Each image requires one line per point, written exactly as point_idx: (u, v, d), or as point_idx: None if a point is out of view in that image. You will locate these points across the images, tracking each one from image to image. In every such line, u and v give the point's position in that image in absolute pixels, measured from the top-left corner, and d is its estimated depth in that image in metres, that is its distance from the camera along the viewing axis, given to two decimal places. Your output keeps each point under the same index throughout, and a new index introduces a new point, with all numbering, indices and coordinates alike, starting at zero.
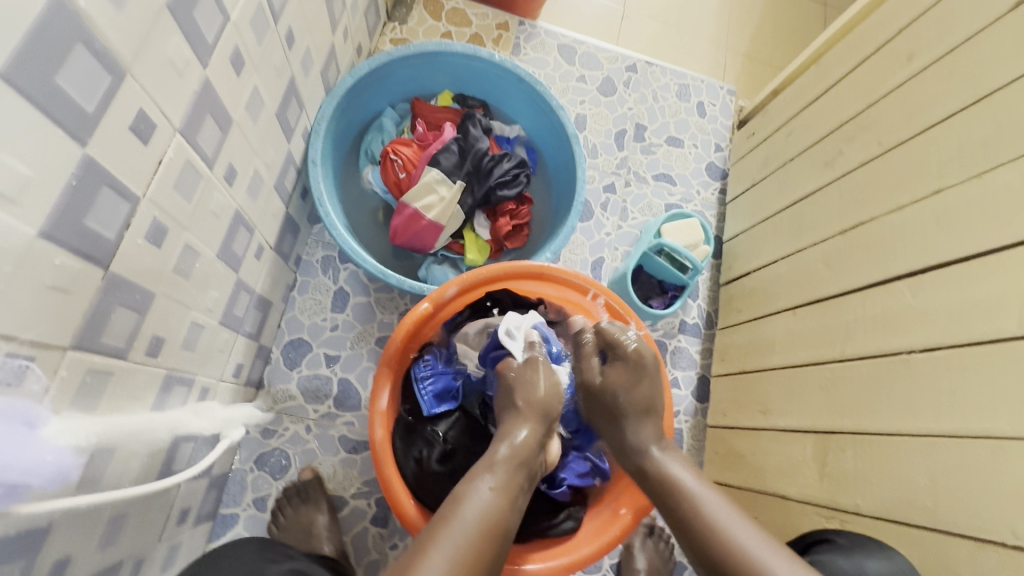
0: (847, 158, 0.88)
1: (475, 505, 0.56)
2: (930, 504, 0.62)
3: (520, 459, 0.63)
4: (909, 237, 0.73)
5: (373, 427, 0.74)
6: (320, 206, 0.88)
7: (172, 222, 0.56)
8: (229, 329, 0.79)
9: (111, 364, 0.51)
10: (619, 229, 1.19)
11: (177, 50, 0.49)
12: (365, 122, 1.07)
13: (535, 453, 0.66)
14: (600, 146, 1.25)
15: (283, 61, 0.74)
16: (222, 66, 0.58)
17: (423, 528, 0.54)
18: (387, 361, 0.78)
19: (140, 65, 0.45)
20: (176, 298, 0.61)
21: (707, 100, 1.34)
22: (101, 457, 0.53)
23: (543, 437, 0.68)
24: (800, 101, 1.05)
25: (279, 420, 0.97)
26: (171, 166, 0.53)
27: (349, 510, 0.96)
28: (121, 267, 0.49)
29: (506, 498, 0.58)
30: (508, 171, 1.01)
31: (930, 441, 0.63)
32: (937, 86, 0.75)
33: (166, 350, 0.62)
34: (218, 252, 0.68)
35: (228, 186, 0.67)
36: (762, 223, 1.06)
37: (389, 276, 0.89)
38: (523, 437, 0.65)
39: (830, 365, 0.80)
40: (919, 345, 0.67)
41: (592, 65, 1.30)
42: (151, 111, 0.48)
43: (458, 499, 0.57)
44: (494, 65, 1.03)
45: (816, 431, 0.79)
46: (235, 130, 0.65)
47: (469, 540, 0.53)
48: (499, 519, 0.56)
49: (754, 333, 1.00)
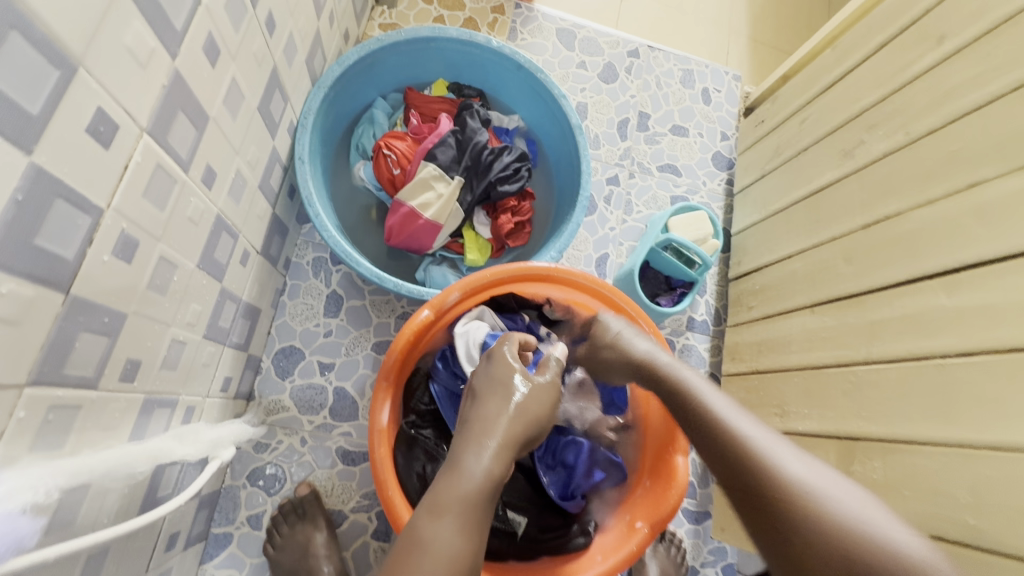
0: (869, 147, 0.83)
1: (438, 552, 0.48)
2: (970, 520, 0.58)
3: (491, 486, 0.53)
4: (940, 233, 0.68)
5: (374, 445, 0.69)
6: (309, 206, 0.82)
7: (144, 234, 0.50)
8: (214, 342, 0.73)
9: (78, 396, 0.46)
10: (624, 224, 1.14)
11: (138, 38, 0.43)
12: (355, 114, 1.00)
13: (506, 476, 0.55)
14: (602, 136, 1.19)
15: (263, 49, 0.67)
16: (193, 56, 0.52)
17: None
18: (386, 374, 0.72)
19: (95, 57, 0.39)
20: (152, 315, 0.55)
21: (712, 86, 1.28)
22: (71, 498, 0.47)
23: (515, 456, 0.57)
24: (814, 87, 1.00)
25: (272, 432, 0.92)
26: (140, 171, 0.47)
27: (348, 525, 0.91)
28: (84, 290, 0.43)
29: (472, 538, 0.50)
30: (508, 165, 0.95)
31: (968, 452, 0.59)
32: (971, 70, 0.70)
33: (143, 373, 0.56)
34: (198, 263, 0.62)
35: (207, 190, 0.61)
36: (774, 215, 1.02)
37: (386, 280, 0.83)
38: (493, 459, 0.54)
39: (853, 368, 0.76)
40: (954, 349, 0.63)
41: (593, 50, 1.24)
42: (111, 110, 0.42)
43: (418, 542, 0.49)
44: (492, 51, 0.97)
45: (840, 437, 0.75)
46: (212, 127, 0.59)
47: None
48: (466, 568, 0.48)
49: (767, 331, 0.96)
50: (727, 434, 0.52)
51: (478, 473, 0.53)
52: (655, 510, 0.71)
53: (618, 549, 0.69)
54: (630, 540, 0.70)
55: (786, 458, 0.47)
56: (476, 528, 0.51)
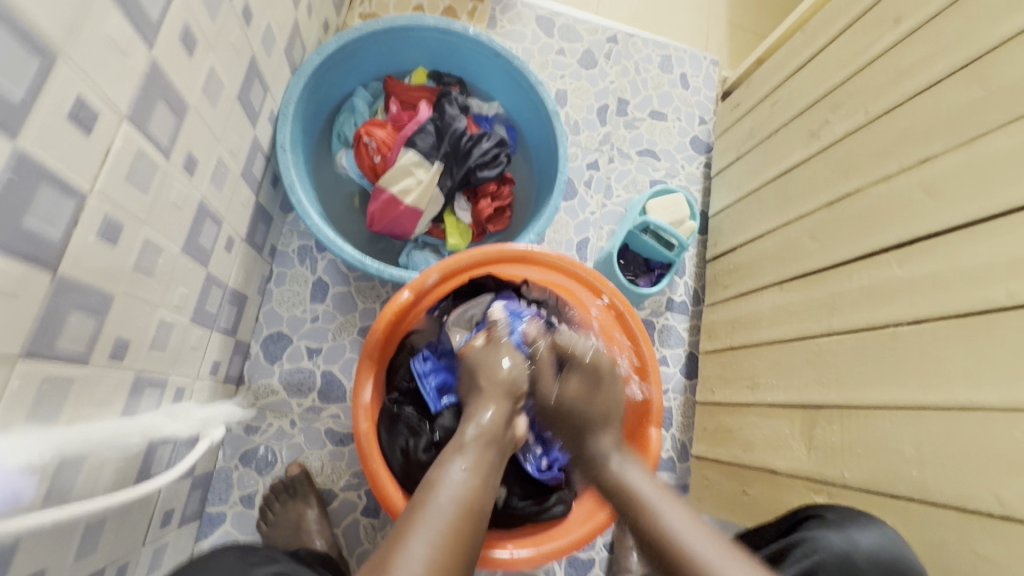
0: (834, 127, 0.86)
1: (450, 487, 0.54)
2: (918, 476, 0.62)
3: (489, 436, 0.62)
4: (897, 207, 0.71)
5: (358, 421, 0.72)
6: (292, 193, 0.84)
7: (129, 217, 0.52)
8: (202, 326, 0.75)
9: (71, 371, 0.49)
10: (604, 208, 1.17)
11: (117, 28, 0.45)
12: (336, 103, 1.02)
13: (503, 431, 0.64)
14: (582, 122, 1.21)
15: (241, 39, 0.69)
16: (171, 45, 0.54)
17: (401, 515, 0.52)
18: (369, 354, 0.75)
19: (74, 46, 0.41)
20: (139, 297, 0.57)
21: (690, 71, 1.30)
22: (68, 469, 0.50)
23: (510, 415, 0.67)
24: (785, 70, 1.03)
25: (262, 415, 0.95)
26: (123, 156, 0.49)
27: (339, 503, 0.95)
28: (72, 269, 0.46)
29: (481, 478, 0.57)
30: (487, 151, 0.97)
31: (917, 412, 0.63)
32: (925, 50, 0.73)
33: (132, 353, 0.58)
34: (183, 248, 0.65)
35: (189, 176, 0.63)
36: (748, 196, 1.05)
37: (368, 264, 0.85)
38: (490, 416, 0.64)
39: (817, 340, 0.79)
40: (907, 316, 0.66)
41: (572, 37, 1.25)
42: (92, 98, 0.44)
43: (432, 482, 0.55)
44: (469, 39, 0.98)
45: (805, 405, 0.79)
46: (192, 115, 0.61)
47: (448, 524, 0.50)
48: (476, 503, 0.54)
49: (740, 308, 0.99)
50: (645, 521, 0.55)
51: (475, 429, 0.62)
52: None
53: (589, 517, 0.74)
54: (599, 509, 0.74)
55: (704, 547, 0.51)
56: (483, 467, 0.58)
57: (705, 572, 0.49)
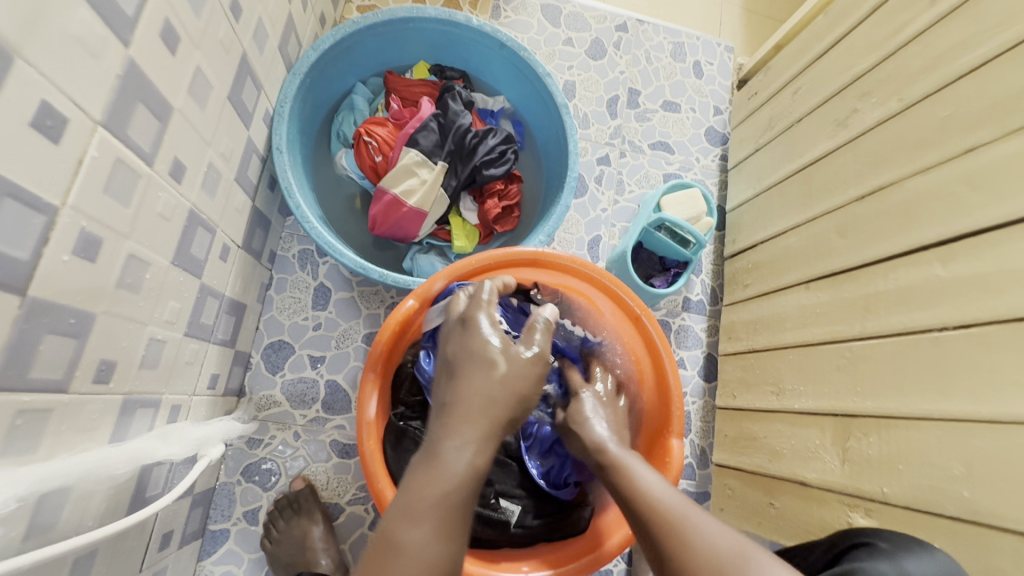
0: (864, 116, 0.80)
1: (414, 559, 0.47)
2: (966, 494, 0.57)
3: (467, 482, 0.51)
4: (937, 201, 0.66)
5: (362, 438, 0.68)
6: (289, 197, 0.80)
7: (109, 231, 0.48)
8: (197, 339, 0.72)
9: (49, 401, 0.45)
10: (616, 204, 1.12)
11: (85, 26, 0.41)
12: (335, 101, 0.98)
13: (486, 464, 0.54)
14: (591, 115, 1.16)
15: (228, 36, 0.65)
16: (149, 44, 0.49)
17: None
18: (373, 366, 0.70)
19: (34, 47, 0.37)
20: (125, 315, 0.54)
21: (703, 59, 1.24)
22: (50, 502, 0.47)
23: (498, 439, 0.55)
24: (807, 55, 0.97)
25: (265, 428, 0.91)
26: (99, 166, 0.45)
27: (345, 517, 0.91)
28: (44, 290, 0.42)
29: (450, 540, 0.49)
30: (493, 147, 0.92)
31: (965, 425, 0.58)
32: (967, 29, 0.67)
33: (119, 374, 0.55)
34: (173, 259, 0.61)
35: (176, 184, 0.59)
36: (769, 190, 0.99)
37: (371, 270, 0.81)
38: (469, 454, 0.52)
39: (849, 344, 0.74)
40: (951, 321, 0.61)
41: (579, 26, 1.20)
42: (59, 104, 0.40)
43: (393, 549, 0.48)
44: (472, 30, 0.93)
45: (836, 414, 0.74)
46: (177, 118, 0.57)
47: None
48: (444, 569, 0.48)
49: (763, 309, 0.94)
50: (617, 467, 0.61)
51: (460, 466, 0.51)
52: None
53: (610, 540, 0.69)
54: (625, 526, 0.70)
55: (700, 521, 0.50)
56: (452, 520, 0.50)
57: (693, 544, 0.48)
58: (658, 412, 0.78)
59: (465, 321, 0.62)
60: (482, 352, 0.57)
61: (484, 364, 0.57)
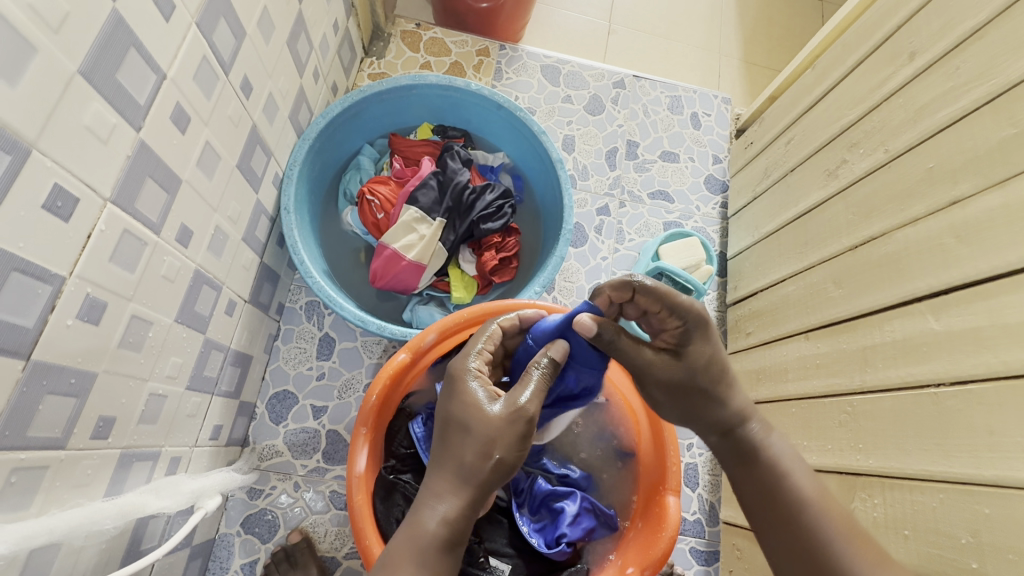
0: (852, 167, 0.81)
1: None
2: (974, 565, 0.53)
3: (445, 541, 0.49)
4: (926, 252, 0.65)
5: (351, 492, 0.68)
6: (294, 253, 0.84)
7: (112, 296, 0.52)
8: (200, 392, 0.75)
9: (45, 457, 0.48)
10: (616, 252, 1.13)
11: (98, 117, 0.46)
12: (343, 162, 1.04)
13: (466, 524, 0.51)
14: (590, 167, 1.19)
15: (239, 111, 0.71)
16: (159, 126, 0.55)
17: None
18: (364, 420, 0.72)
19: (50, 140, 0.42)
20: (124, 372, 0.57)
21: (701, 110, 1.28)
22: (40, 557, 0.49)
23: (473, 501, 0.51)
24: (797, 106, 0.99)
25: (266, 478, 0.93)
26: (105, 238, 0.50)
27: (342, 572, 0.90)
28: (46, 354, 0.46)
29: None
30: (491, 203, 0.96)
31: (969, 488, 0.55)
32: (944, 85, 0.68)
33: (118, 429, 0.58)
34: (177, 317, 0.65)
35: (182, 248, 0.63)
36: (767, 238, 0.99)
37: (369, 322, 0.84)
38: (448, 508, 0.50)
39: (849, 399, 0.72)
40: (947, 377, 0.59)
41: (578, 84, 1.25)
42: (70, 185, 0.45)
43: None
44: (471, 93, 0.99)
45: (839, 472, 0.71)
46: (185, 189, 0.62)
47: None
48: None
49: (765, 358, 0.92)
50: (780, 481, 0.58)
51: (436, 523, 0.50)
52: (647, 551, 0.70)
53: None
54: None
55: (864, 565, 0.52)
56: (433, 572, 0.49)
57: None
58: (653, 469, 0.76)
59: (451, 378, 0.57)
60: (455, 419, 0.53)
61: (461, 425, 0.53)
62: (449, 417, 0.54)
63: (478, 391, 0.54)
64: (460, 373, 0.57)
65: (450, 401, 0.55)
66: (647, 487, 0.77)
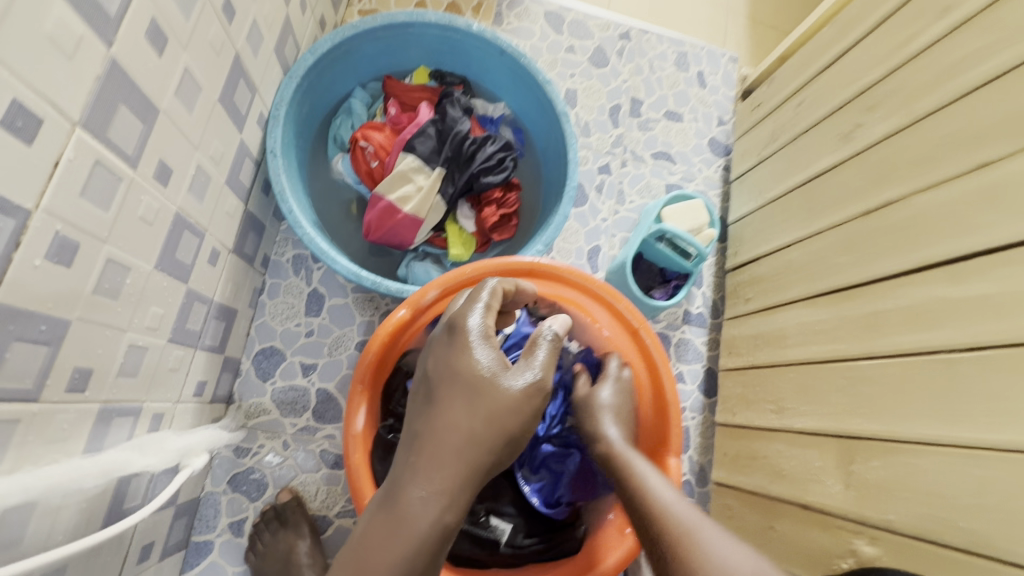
0: (870, 129, 0.78)
1: None
2: (973, 525, 0.55)
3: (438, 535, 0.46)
4: (946, 218, 0.64)
5: (349, 452, 0.66)
6: (282, 201, 0.78)
7: (86, 235, 0.47)
8: (183, 346, 0.70)
9: (16, 412, 0.43)
10: (616, 214, 1.10)
11: (59, 23, 0.40)
12: (333, 105, 0.96)
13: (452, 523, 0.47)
14: (592, 124, 1.14)
15: (220, 37, 0.63)
16: (132, 43, 0.48)
17: None
18: (361, 378, 0.68)
19: (3, 44, 0.36)
20: (101, 322, 0.52)
21: (707, 69, 1.23)
22: (13, 518, 0.45)
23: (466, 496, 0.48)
24: (812, 66, 0.95)
25: (253, 436, 0.89)
26: (75, 168, 0.44)
27: (333, 530, 0.89)
28: (13, 297, 0.40)
29: None
30: (492, 155, 0.91)
31: (975, 453, 0.55)
32: (977, 42, 0.65)
33: (96, 383, 0.53)
34: (157, 264, 0.59)
35: (162, 188, 0.57)
36: (771, 203, 0.97)
37: (364, 277, 0.79)
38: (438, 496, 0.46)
39: (853, 364, 0.72)
40: (960, 343, 0.59)
41: (582, 34, 1.19)
42: (32, 102, 0.39)
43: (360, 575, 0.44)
44: (472, 35, 0.92)
45: (838, 436, 0.72)
46: (163, 120, 0.55)
47: None
48: None
49: (765, 323, 0.91)
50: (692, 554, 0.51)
51: (426, 520, 0.46)
52: None
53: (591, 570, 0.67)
54: (604, 562, 0.68)
55: (709, 535, 0.52)
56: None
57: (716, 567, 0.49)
58: (654, 429, 0.75)
59: (451, 329, 0.54)
60: (467, 374, 0.50)
61: (467, 393, 0.49)
62: (433, 375, 0.52)
63: (473, 346, 0.52)
64: (461, 326, 0.54)
65: (439, 346, 0.54)
66: (647, 448, 0.76)
